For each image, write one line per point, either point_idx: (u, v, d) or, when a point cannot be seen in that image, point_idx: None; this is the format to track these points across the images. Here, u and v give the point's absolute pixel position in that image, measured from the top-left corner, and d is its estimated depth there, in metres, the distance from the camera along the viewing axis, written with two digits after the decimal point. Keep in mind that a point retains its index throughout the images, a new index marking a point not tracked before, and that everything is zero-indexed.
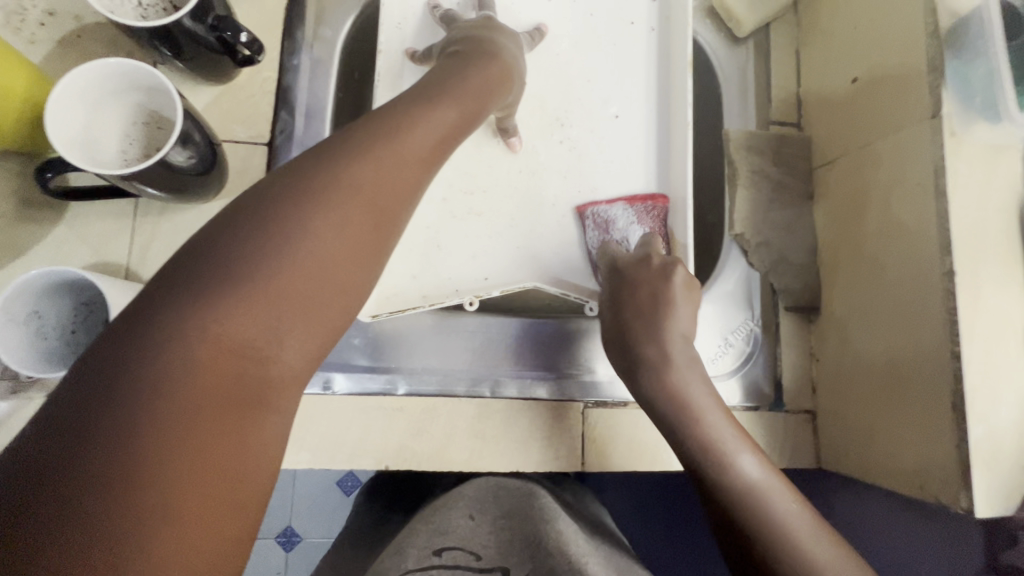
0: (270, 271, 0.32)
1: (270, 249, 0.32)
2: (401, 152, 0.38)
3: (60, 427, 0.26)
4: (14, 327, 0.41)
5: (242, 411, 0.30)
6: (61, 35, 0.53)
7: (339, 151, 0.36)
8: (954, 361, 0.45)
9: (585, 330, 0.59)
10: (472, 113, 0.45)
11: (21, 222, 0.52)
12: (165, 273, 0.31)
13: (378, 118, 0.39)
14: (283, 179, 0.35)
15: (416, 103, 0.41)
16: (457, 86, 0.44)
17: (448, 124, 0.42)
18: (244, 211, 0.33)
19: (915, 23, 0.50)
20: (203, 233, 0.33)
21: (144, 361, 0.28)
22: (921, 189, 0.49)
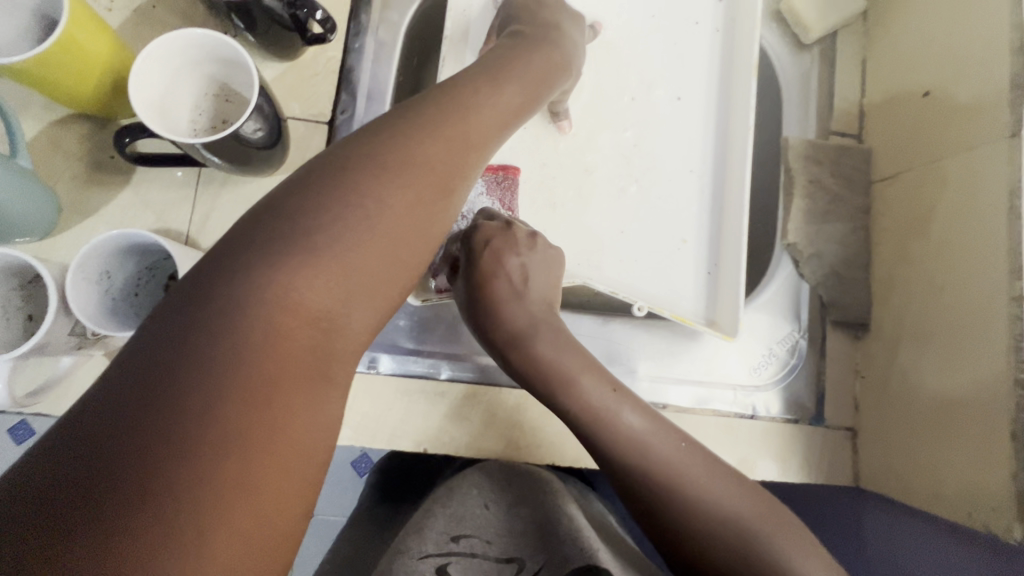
0: (344, 241, 0.32)
1: (346, 219, 0.32)
2: (468, 133, 0.38)
3: (134, 384, 0.26)
4: (89, 287, 0.43)
5: (312, 379, 0.30)
6: (137, 4, 0.55)
7: (406, 123, 0.36)
8: (1016, 389, 0.44)
9: (628, 329, 0.60)
10: (531, 97, 0.45)
11: (88, 184, 0.53)
12: (235, 237, 0.31)
13: (449, 94, 0.39)
14: (352, 148, 0.34)
15: (484, 84, 0.41)
16: (520, 73, 0.44)
17: (510, 108, 0.42)
18: (319, 177, 0.33)
19: (998, 40, 0.49)
20: (270, 198, 0.33)
21: (222, 319, 0.28)
22: (992, 211, 0.47)
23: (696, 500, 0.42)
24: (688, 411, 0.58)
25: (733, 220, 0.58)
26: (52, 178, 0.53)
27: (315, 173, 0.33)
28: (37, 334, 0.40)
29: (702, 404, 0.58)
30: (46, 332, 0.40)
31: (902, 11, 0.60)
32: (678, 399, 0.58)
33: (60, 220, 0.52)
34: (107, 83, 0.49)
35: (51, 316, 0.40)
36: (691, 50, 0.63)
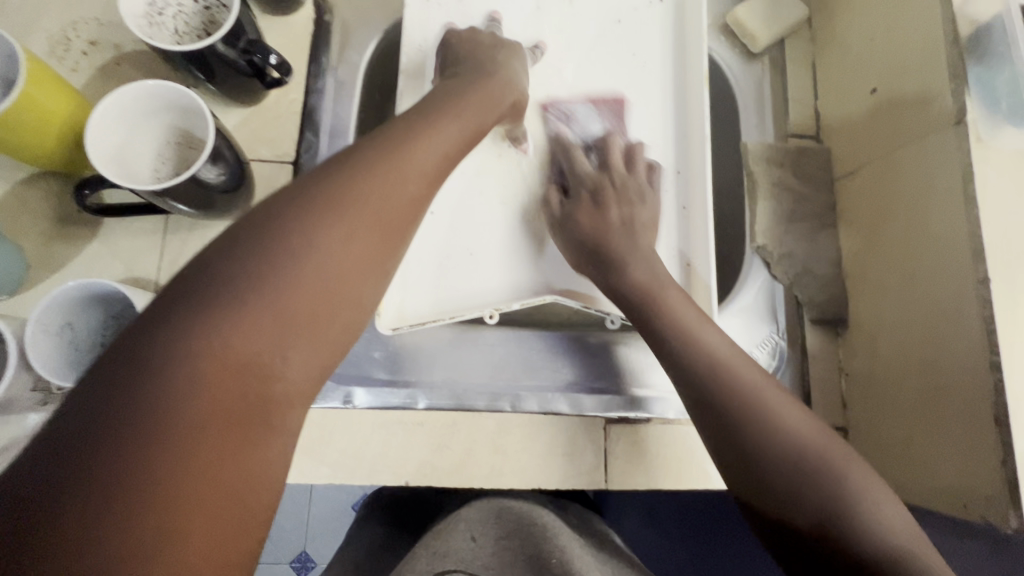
0: (275, 287, 0.32)
1: (278, 266, 0.33)
2: (406, 167, 0.39)
3: (61, 450, 0.26)
4: (49, 340, 0.42)
5: (247, 426, 0.30)
6: (101, 63, 0.57)
7: (348, 163, 0.37)
8: (993, 372, 0.43)
9: (602, 343, 0.58)
10: (475, 129, 0.46)
11: (56, 238, 0.54)
12: (170, 293, 0.32)
13: (389, 133, 0.40)
14: (296, 190, 0.35)
15: (425, 120, 0.43)
16: (462, 108, 0.46)
17: (453, 140, 0.43)
18: (254, 227, 0.34)
19: (935, 34, 0.50)
20: (207, 250, 0.33)
21: (153, 372, 0.28)
22: (950, 197, 0.48)
23: (780, 436, 0.42)
24: (673, 423, 0.56)
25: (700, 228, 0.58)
26: (20, 235, 0.53)
27: (251, 221, 0.34)
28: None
29: (688, 414, 0.56)
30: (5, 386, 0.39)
31: (845, 14, 0.62)
32: (661, 412, 0.56)
33: (28, 275, 0.52)
34: (69, 139, 0.49)
35: (11, 370, 0.40)
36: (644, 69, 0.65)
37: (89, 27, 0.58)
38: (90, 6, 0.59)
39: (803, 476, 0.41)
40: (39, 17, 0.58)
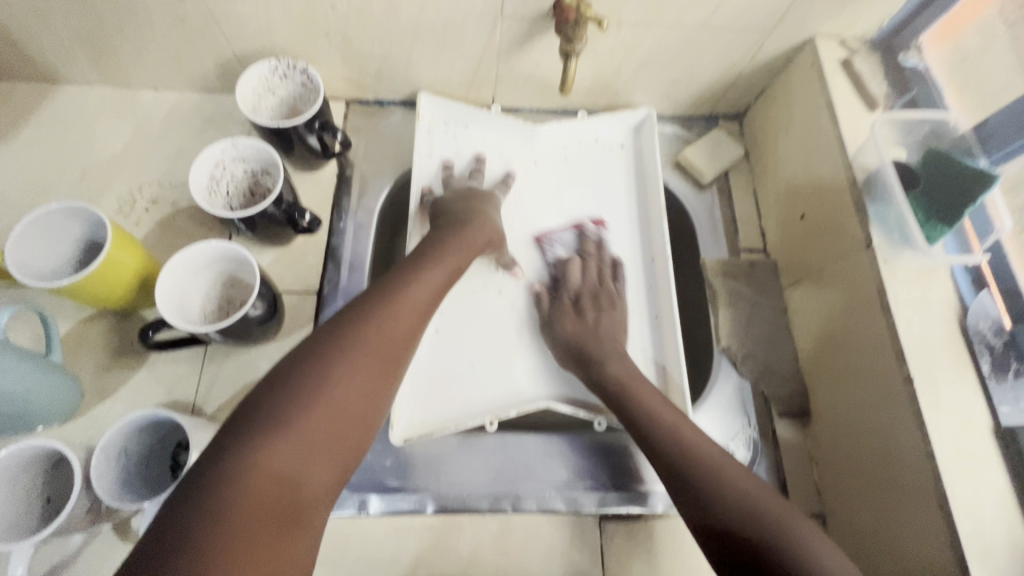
0: (309, 413, 0.41)
1: (311, 395, 0.42)
2: (403, 309, 0.50)
3: (146, 563, 0.32)
4: (110, 465, 0.49)
5: (287, 529, 0.37)
6: (160, 218, 0.69)
7: (354, 314, 0.48)
8: (930, 459, 0.50)
9: (594, 443, 0.64)
10: (454, 270, 0.58)
11: (110, 368, 0.61)
12: (226, 427, 0.40)
13: (389, 282, 0.52)
14: (314, 339, 0.45)
15: (415, 270, 0.55)
16: (446, 255, 0.59)
17: (437, 283, 0.55)
18: (290, 367, 0.43)
19: (840, 176, 0.63)
20: (252, 391, 0.42)
21: (217, 490, 0.36)
22: (870, 306, 0.57)
23: (724, 482, 0.49)
24: (663, 517, 0.61)
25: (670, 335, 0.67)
26: (78, 367, 0.61)
27: (287, 365, 0.43)
28: (63, 515, 0.45)
29: (676, 507, 0.61)
30: (67, 514, 0.45)
31: (772, 155, 0.76)
32: (652, 506, 0.61)
33: (82, 404, 0.59)
34: (134, 286, 0.59)
35: (76, 497, 0.46)
36: (610, 203, 0.78)
37: (152, 189, 0.70)
38: (154, 172, 0.71)
39: (754, 517, 0.46)
40: (111, 182, 0.70)
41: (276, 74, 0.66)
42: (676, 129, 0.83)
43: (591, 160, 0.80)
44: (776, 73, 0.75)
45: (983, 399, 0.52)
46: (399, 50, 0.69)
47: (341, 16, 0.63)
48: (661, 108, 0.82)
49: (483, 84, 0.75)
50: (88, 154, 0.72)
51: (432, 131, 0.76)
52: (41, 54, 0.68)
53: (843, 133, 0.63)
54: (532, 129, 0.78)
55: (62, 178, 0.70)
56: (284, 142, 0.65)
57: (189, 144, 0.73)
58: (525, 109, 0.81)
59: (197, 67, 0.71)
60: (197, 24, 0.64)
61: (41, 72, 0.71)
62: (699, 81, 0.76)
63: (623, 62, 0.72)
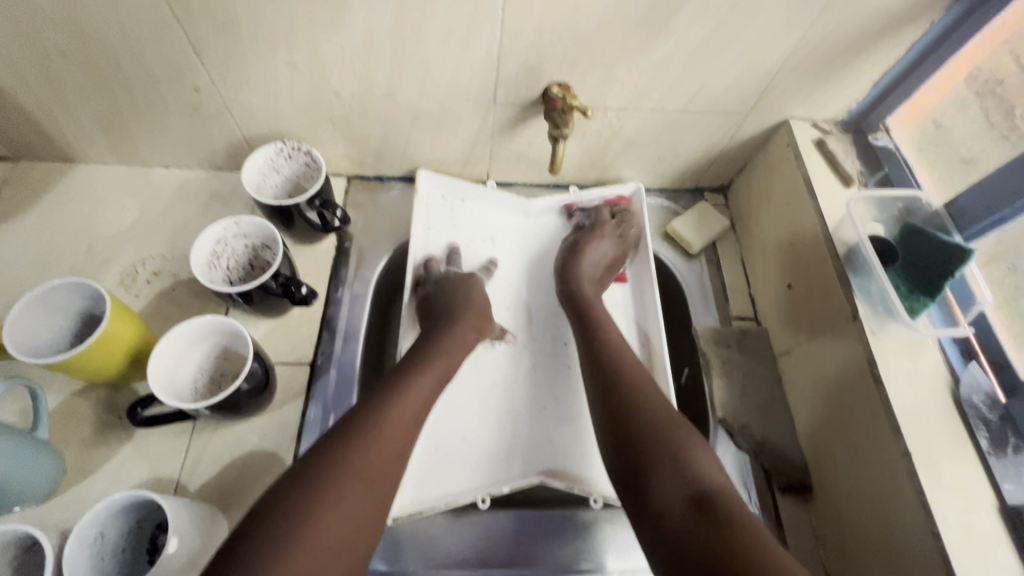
0: (297, 545, 0.41)
1: (300, 525, 0.41)
2: (393, 423, 0.50)
3: None
4: (83, 551, 0.46)
5: None
6: (160, 289, 0.70)
7: (342, 436, 0.48)
8: (937, 542, 0.48)
9: (589, 522, 0.62)
10: (446, 373, 0.59)
11: (95, 443, 0.61)
12: (213, 567, 0.39)
13: (380, 393, 0.53)
14: (301, 467, 0.45)
15: (407, 377, 0.56)
16: (437, 360, 0.60)
17: (429, 390, 0.56)
18: (280, 498, 0.43)
19: (822, 249, 0.65)
20: (241, 523, 0.42)
21: None
22: (864, 378, 0.57)
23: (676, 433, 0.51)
24: None
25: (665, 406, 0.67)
26: (64, 443, 0.60)
27: (276, 496, 0.43)
28: None
29: None
30: None
31: (757, 226, 0.79)
32: None
33: (63, 481, 0.58)
34: (127, 359, 0.59)
35: None
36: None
37: (155, 261, 0.72)
38: (158, 245, 0.74)
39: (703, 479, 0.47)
40: (116, 255, 0.73)
41: (281, 155, 0.70)
42: (664, 202, 0.87)
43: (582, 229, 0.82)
44: (756, 150, 0.80)
45: (985, 474, 0.51)
46: (399, 132, 0.73)
47: (345, 103, 0.68)
48: (648, 182, 0.86)
49: (478, 161, 0.79)
50: (97, 228, 0.74)
51: (431, 205, 0.78)
52: (61, 137, 0.72)
53: (822, 207, 0.66)
54: (526, 202, 0.81)
55: (69, 251, 0.72)
56: (285, 219, 0.68)
57: (195, 219, 0.76)
58: (519, 184, 0.85)
59: (207, 147, 0.76)
60: (210, 110, 0.69)
61: (61, 152, 0.75)
62: (683, 157, 0.80)
63: (610, 142, 0.76)
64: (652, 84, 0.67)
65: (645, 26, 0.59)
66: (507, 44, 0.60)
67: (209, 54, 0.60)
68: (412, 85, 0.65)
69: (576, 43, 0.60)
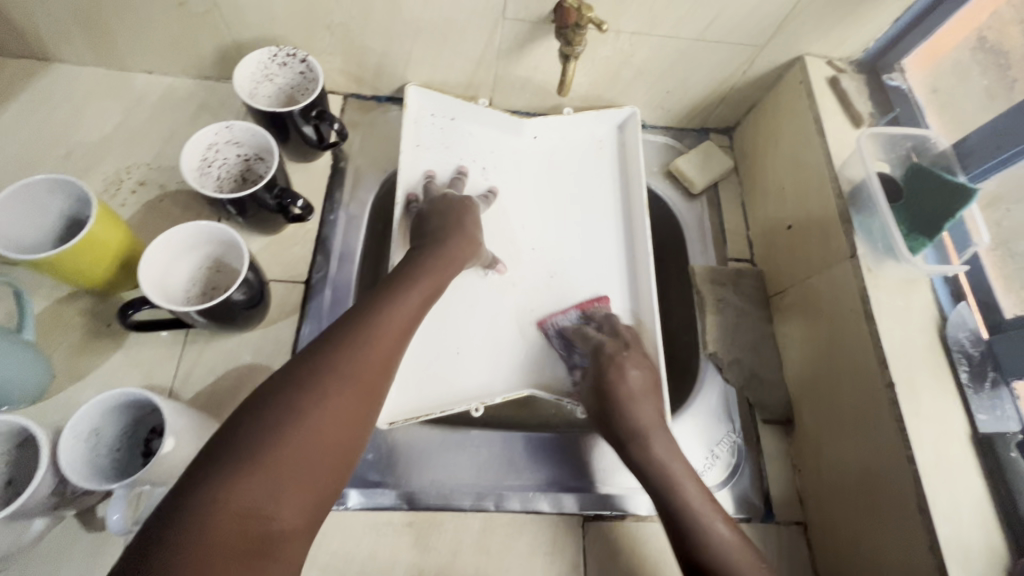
0: (283, 445, 0.40)
1: (286, 424, 0.41)
2: (382, 332, 0.49)
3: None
4: (79, 445, 0.46)
5: (256, 559, 0.36)
6: (147, 200, 0.68)
7: (329, 343, 0.47)
8: (910, 464, 0.50)
9: (579, 442, 0.64)
10: (434, 288, 0.58)
11: (85, 350, 0.59)
12: (202, 459, 0.39)
13: (369, 303, 0.52)
14: (287, 372, 0.44)
15: (396, 291, 0.54)
16: (423, 275, 0.58)
17: (418, 302, 0.55)
18: (267, 399, 0.42)
19: (827, 188, 0.64)
20: (230, 421, 0.41)
21: (181, 529, 0.35)
22: (856, 316, 0.58)
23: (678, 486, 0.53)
24: (646, 520, 0.60)
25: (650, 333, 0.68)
26: (50, 348, 0.59)
27: (263, 397, 0.43)
28: (24, 495, 0.42)
29: None
30: (30, 496, 0.43)
31: (762, 169, 0.77)
32: (635, 508, 0.60)
33: (52, 385, 0.57)
34: (115, 266, 0.57)
35: (42, 474, 0.43)
36: (595, 201, 0.79)
37: (140, 171, 0.69)
38: (144, 154, 0.70)
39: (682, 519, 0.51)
40: (99, 163, 0.69)
41: (274, 61, 0.66)
42: (668, 140, 0.85)
43: (578, 157, 0.81)
44: (767, 88, 0.77)
45: (961, 405, 0.54)
46: (400, 46, 0.69)
47: (344, 8, 0.64)
48: (654, 118, 0.84)
49: (480, 85, 0.76)
50: (77, 133, 0.70)
51: (420, 123, 0.76)
52: (33, 30, 0.67)
53: (829, 146, 0.65)
54: (519, 123, 0.79)
55: (48, 154, 0.68)
56: (278, 129, 0.64)
57: (182, 129, 0.73)
58: (522, 112, 0.82)
59: (195, 51, 0.71)
60: (198, 8, 0.64)
61: (33, 49, 0.70)
62: (692, 92, 0.78)
63: (620, 70, 0.73)
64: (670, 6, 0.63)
65: None
66: None
67: None
68: None
69: None
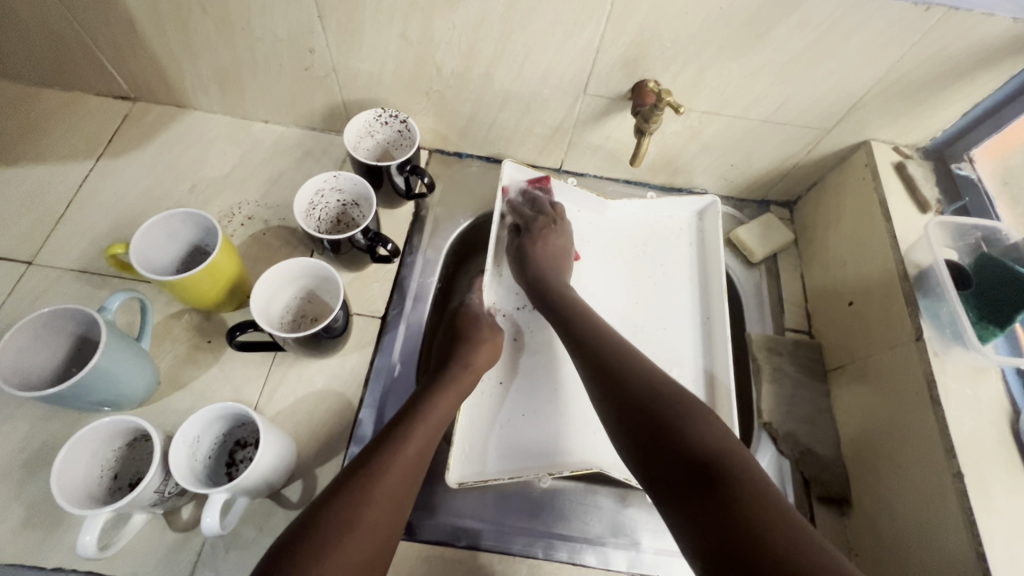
0: (340, 550, 0.44)
1: (343, 530, 0.45)
2: (427, 436, 0.55)
3: None
4: (187, 449, 0.52)
5: None
6: (252, 232, 0.76)
7: (383, 448, 0.52)
8: (980, 560, 0.49)
9: (627, 501, 0.65)
10: (464, 388, 0.63)
11: (186, 362, 0.66)
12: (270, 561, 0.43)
13: (412, 406, 0.58)
14: (349, 478, 0.49)
15: (436, 390, 0.61)
16: (463, 374, 0.63)
17: (452, 402, 0.60)
18: (329, 502, 0.47)
19: (891, 269, 0.65)
20: (294, 529, 0.45)
21: None
22: (919, 397, 0.58)
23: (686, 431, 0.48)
24: None
25: (724, 410, 0.68)
26: (158, 357, 0.66)
27: (326, 500, 0.47)
28: (137, 489, 0.48)
29: None
30: (141, 491, 0.48)
31: (822, 245, 0.79)
32: (683, 573, 0.60)
33: (156, 391, 0.64)
34: (225, 290, 0.65)
35: (153, 472, 0.48)
36: (672, 278, 0.81)
37: (249, 207, 0.78)
38: (254, 193, 0.80)
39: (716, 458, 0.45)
40: (215, 197, 0.79)
41: (378, 120, 0.74)
42: (729, 210, 0.88)
43: (652, 231, 0.84)
44: (831, 168, 0.80)
45: None
46: (487, 112, 0.77)
47: (444, 79, 0.72)
48: (716, 188, 0.88)
49: (554, 150, 0.83)
50: (201, 170, 0.81)
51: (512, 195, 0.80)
52: (181, 83, 0.78)
53: (895, 227, 0.67)
54: (602, 203, 0.83)
55: (175, 187, 0.79)
56: (374, 179, 0.72)
57: (287, 172, 0.82)
58: (590, 175, 0.88)
59: (308, 107, 0.81)
60: (320, 73, 0.74)
61: (176, 98, 0.82)
62: (755, 167, 0.82)
63: (686, 144, 0.78)
64: (741, 90, 0.68)
65: (745, 34, 0.61)
66: (608, 35, 0.63)
67: (331, 19, 0.65)
68: (510, 68, 0.69)
69: (675, 43, 0.63)
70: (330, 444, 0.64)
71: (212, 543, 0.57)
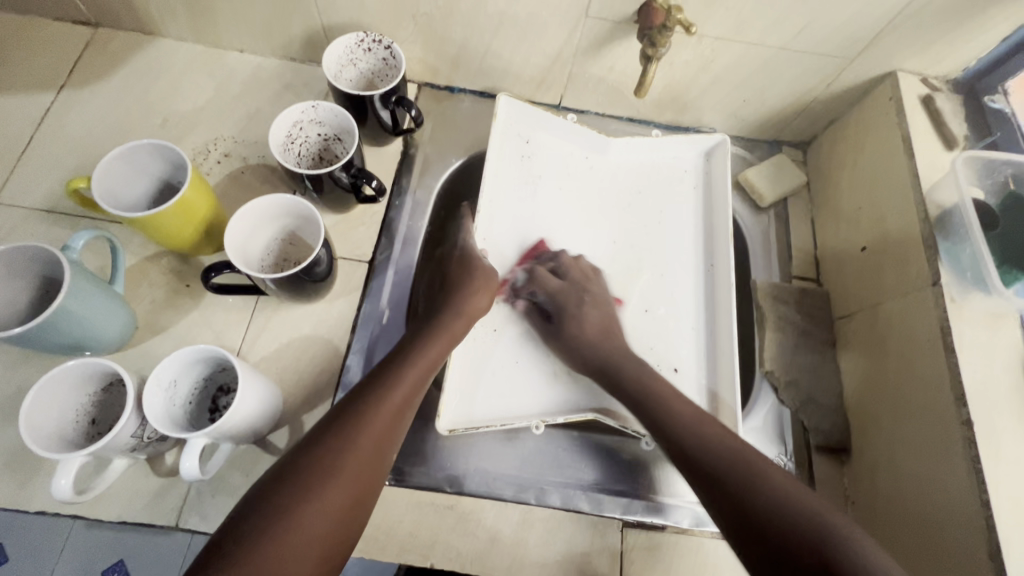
0: (321, 492, 0.42)
1: (323, 473, 0.43)
2: (416, 380, 0.53)
3: None
4: (162, 393, 0.49)
5: None
6: (230, 171, 0.72)
7: (369, 393, 0.50)
8: (983, 508, 0.47)
9: (622, 448, 0.63)
10: (455, 335, 0.60)
11: (164, 306, 0.63)
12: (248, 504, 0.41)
13: (400, 351, 0.56)
14: (332, 422, 0.47)
15: (425, 337, 0.58)
16: (454, 320, 0.61)
17: (443, 348, 0.57)
18: (310, 445, 0.45)
19: (910, 212, 0.61)
20: (273, 472, 0.43)
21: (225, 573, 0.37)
22: (931, 345, 0.55)
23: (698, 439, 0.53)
24: (686, 532, 0.59)
25: (725, 358, 0.66)
26: (135, 301, 0.63)
27: (307, 444, 0.45)
28: (110, 434, 0.45)
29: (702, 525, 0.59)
30: (115, 436, 0.46)
31: (836, 188, 0.75)
32: (677, 519, 0.59)
33: (135, 335, 0.61)
34: (200, 231, 0.61)
35: (126, 416, 0.46)
36: (676, 223, 0.77)
37: (226, 143, 0.73)
38: (230, 128, 0.74)
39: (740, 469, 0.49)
40: (189, 133, 0.73)
41: (360, 46, 0.68)
42: (739, 151, 0.83)
43: (655, 172, 0.79)
44: (851, 104, 0.74)
45: None
46: (479, 38, 0.70)
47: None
48: (726, 127, 0.82)
49: (553, 83, 0.77)
50: (172, 104, 0.75)
51: (506, 133, 0.75)
52: (144, 5, 0.71)
53: (918, 167, 0.62)
54: (604, 142, 0.78)
55: (145, 122, 0.73)
56: (357, 112, 0.66)
57: (265, 106, 0.76)
58: (592, 112, 0.82)
59: (285, 34, 0.74)
60: None
61: (141, 23, 0.75)
62: (770, 103, 0.76)
63: (696, 76, 0.72)
64: (759, 12, 0.62)
65: None
66: None
67: None
68: None
69: None
70: (316, 391, 0.62)
71: (198, 487, 0.56)
